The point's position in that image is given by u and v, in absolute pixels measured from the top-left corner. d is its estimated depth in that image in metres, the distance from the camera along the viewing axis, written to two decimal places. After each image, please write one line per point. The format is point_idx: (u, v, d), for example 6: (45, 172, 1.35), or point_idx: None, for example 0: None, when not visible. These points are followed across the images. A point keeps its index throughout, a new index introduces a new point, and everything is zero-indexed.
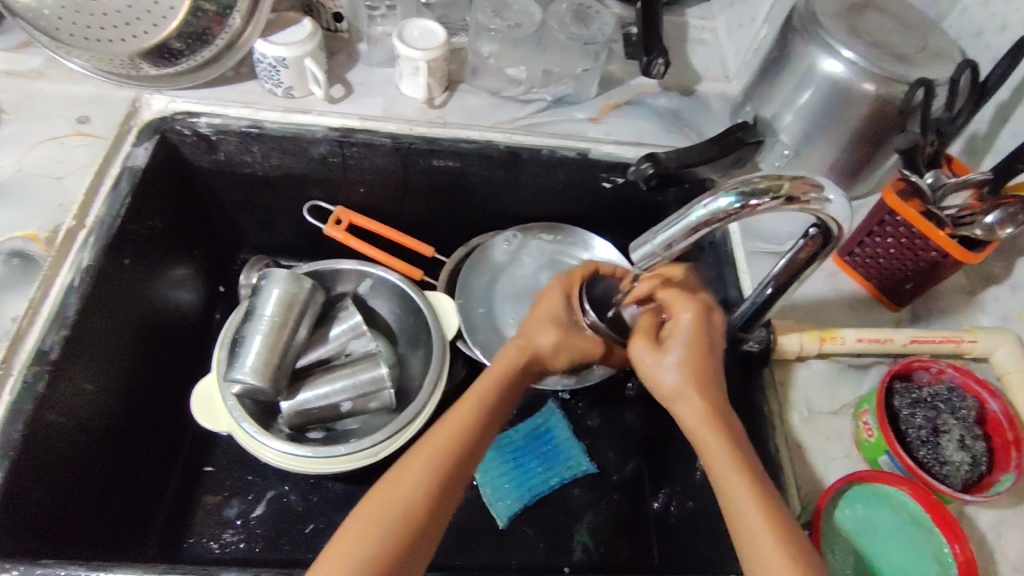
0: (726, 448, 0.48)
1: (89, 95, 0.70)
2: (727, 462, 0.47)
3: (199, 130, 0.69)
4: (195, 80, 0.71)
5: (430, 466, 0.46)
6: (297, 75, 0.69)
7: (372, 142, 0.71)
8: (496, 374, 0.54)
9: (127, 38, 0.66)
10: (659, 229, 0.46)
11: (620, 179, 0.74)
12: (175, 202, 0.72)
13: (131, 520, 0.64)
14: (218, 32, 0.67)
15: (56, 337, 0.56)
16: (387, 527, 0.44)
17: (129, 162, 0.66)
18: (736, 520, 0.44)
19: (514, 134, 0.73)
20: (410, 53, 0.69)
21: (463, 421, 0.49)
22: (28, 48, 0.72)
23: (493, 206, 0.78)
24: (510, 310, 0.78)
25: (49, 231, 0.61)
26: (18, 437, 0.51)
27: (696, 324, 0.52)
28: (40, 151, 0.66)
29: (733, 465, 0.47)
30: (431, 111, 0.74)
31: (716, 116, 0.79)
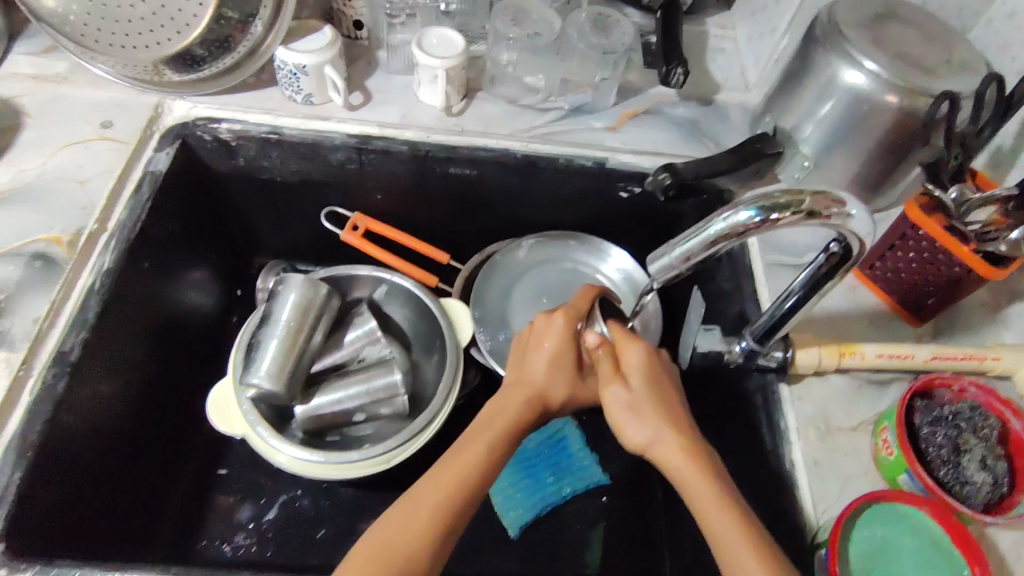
0: (722, 509, 0.46)
1: (112, 100, 0.71)
2: (705, 495, 0.47)
3: (220, 136, 0.70)
4: (217, 86, 0.72)
5: (415, 556, 0.45)
6: (316, 81, 0.70)
7: (389, 149, 0.71)
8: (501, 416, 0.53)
9: (151, 44, 0.66)
10: (676, 241, 0.46)
11: (637, 189, 0.74)
12: (194, 204, 0.72)
13: (145, 521, 0.64)
14: (240, 39, 0.68)
15: (76, 339, 0.56)
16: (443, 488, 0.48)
17: (151, 167, 0.67)
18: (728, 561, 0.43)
19: (531, 143, 0.73)
20: (429, 61, 0.70)
21: (456, 486, 0.48)
22: (53, 53, 0.73)
23: (508, 214, 0.78)
24: (526, 320, 0.78)
25: (72, 234, 0.62)
26: (38, 438, 0.52)
27: (647, 368, 0.55)
28: (63, 154, 0.66)
29: (724, 512, 0.45)
30: (449, 119, 0.74)
31: (735, 125, 0.78)
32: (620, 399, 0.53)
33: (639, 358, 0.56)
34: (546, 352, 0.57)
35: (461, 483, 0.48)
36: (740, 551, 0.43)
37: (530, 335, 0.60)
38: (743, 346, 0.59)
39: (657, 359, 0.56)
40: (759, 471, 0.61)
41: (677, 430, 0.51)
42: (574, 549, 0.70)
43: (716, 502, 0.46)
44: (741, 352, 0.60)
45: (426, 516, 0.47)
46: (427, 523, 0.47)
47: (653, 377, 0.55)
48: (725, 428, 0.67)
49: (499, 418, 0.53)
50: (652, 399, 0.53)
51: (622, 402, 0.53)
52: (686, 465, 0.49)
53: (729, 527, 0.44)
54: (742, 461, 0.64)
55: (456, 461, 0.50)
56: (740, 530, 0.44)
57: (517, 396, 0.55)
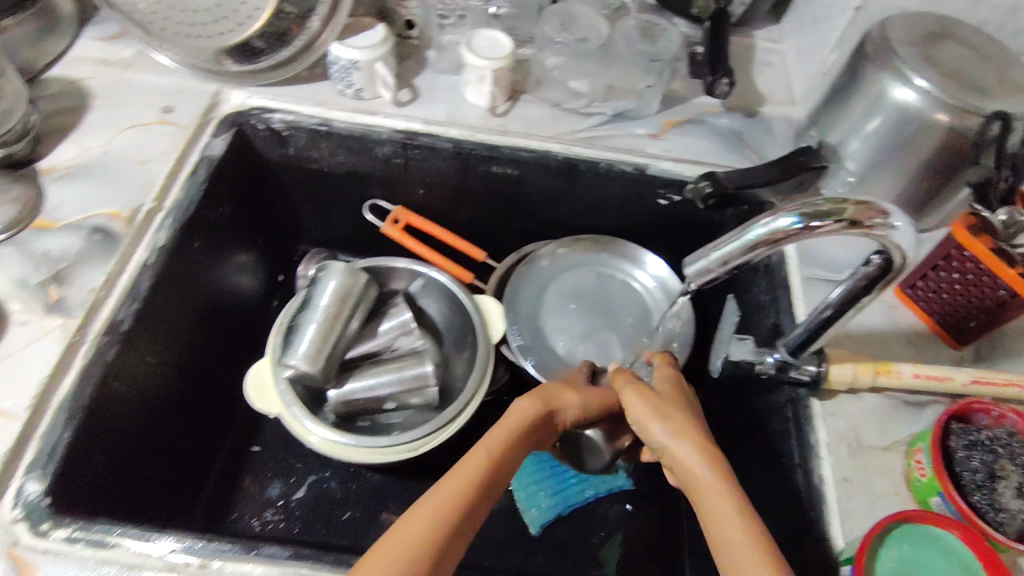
0: (734, 509, 0.43)
1: (173, 87, 0.74)
2: (717, 492, 0.44)
3: (272, 126, 0.73)
4: (272, 78, 0.74)
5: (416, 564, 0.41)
6: (367, 77, 0.73)
7: (433, 146, 0.73)
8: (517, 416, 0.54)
9: (215, 36, 0.70)
10: (714, 246, 0.46)
11: (676, 197, 0.74)
12: (244, 189, 0.75)
13: (183, 492, 0.67)
14: (297, 33, 0.71)
15: (128, 311, 0.59)
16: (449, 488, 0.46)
17: (207, 152, 0.70)
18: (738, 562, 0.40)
19: (573, 146, 0.74)
20: (477, 61, 0.71)
21: (459, 485, 0.46)
22: (121, 40, 0.77)
23: (546, 216, 0.79)
24: (558, 322, 0.79)
25: (130, 210, 0.64)
26: (88, 401, 0.54)
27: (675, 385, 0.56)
28: (125, 135, 0.70)
29: (736, 511, 0.43)
30: (493, 119, 0.76)
31: (778, 138, 0.78)
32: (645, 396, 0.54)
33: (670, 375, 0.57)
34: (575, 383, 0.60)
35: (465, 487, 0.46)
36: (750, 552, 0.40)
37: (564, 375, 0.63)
38: (774, 357, 0.59)
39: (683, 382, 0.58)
40: (785, 483, 0.60)
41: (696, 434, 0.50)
42: (593, 551, 0.70)
43: (726, 502, 0.44)
44: (773, 363, 0.59)
45: (432, 515, 0.44)
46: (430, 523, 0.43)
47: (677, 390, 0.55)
48: (754, 440, 0.66)
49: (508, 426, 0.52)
50: (677, 405, 0.53)
51: (646, 399, 0.53)
52: (701, 464, 0.47)
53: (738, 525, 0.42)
54: (769, 473, 0.63)
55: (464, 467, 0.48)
56: (749, 532, 0.42)
57: (541, 398, 0.56)
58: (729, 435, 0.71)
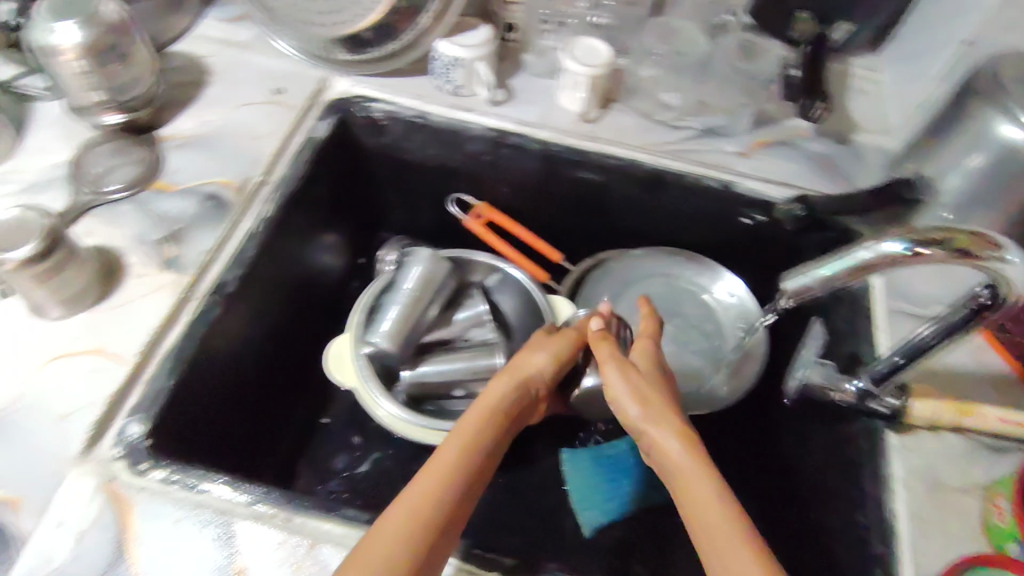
0: (707, 485, 0.45)
1: (286, 70, 0.79)
2: (700, 478, 0.45)
3: (373, 115, 0.77)
4: (378, 69, 0.78)
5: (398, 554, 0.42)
6: (468, 74, 0.75)
7: (524, 145, 0.75)
8: (490, 401, 0.57)
9: (333, 24, 0.74)
10: (812, 264, 0.47)
11: (761, 218, 0.74)
12: (341, 172, 0.79)
13: (265, 455, 0.70)
14: (406, 27, 0.74)
15: (233, 275, 0.63)
16: (435, 483, 0.47)
17: (312, 134, 0.74)
18: (709, 535, 0.42)
19: (659, 157, 0.75)
20: (576, 68, 0.73)
21: (444, 480, 0.47)
22: (241, 22, 0.82)
23: (626, 224, 0.81)
24: (629, 329, 0.80)
25: (241, 181, 0.69)
26: (191, 354, 0.58)
27: (653, 367, 0.59)
28: (240, 112, 0.74)
29: (710, 484, 0.45)
30: (584, 124, 0.77)
31: (870, 167, 0.77)
32: (622, 380, 0.56)
33: (649, 355, 0.60)
34: (546, 354, 0.62)
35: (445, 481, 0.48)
36: (721, 523, 0.42)
37: (533, 339, 0.64)
38: (855, 386, 0.58)
39: (659, 361, 0.61)
40: (850, 514, 0.60)
41: (670, 416, 0.52)
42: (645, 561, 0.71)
43: (700, 478, 0.46)
44: (853, 392, 0.59)
45: (413, 512, 0.45)
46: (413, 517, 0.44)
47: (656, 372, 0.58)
48: (823, 468, 0.66)
49: (488, 412, 0.55)
50: (654, 391, 0.55)
51: (627, 383, 0.56)
52: (678, 444, 0.49)
53: (709, 499, 0.44)
54: (834, 502, 0.63)
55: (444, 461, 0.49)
56: (721, 505, 0.43)
57: (512, 378, 0.59)
58: (798, 462, 0.71)
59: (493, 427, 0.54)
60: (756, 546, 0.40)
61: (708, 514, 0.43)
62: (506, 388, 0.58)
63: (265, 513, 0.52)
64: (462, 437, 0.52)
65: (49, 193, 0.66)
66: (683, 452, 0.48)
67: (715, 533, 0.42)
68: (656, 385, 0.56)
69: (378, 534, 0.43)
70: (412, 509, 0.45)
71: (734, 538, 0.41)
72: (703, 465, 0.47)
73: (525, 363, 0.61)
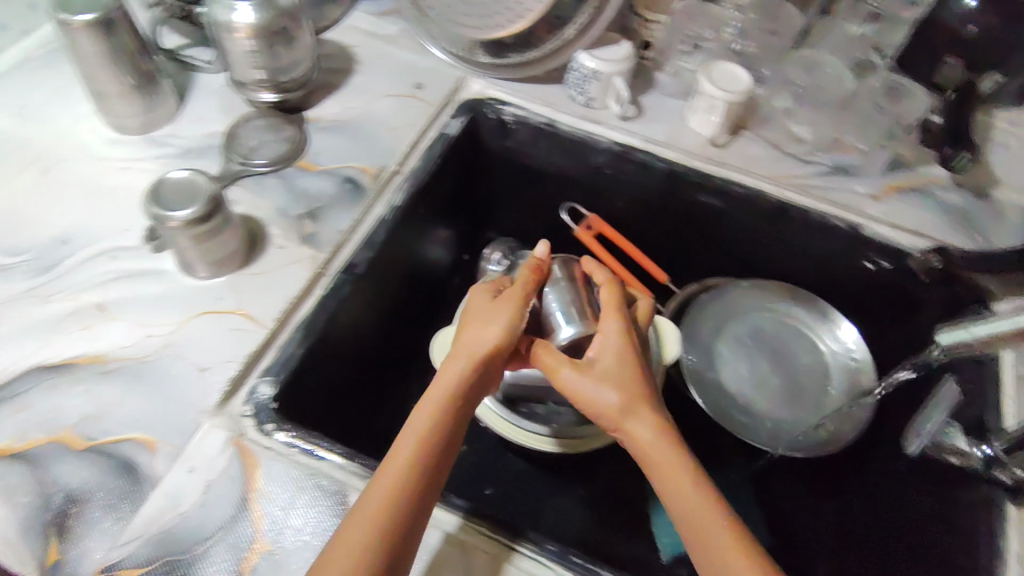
0: (692, 490, 0.48)
1: (426, 67, 0.82)
2: (681, 475, 0.48)
3: (503, 117, 0.79)
4: (512, 74, 0.79)
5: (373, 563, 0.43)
6: (603, 87, 0.76)
7: (649, 163, 0.76)
8: (445, 386, 0.51)
9: (479, 27, 0.78)
10: (978, 322, 0.46)
11: (887, 264, 0.71)
12: (465, 170, 0.81)
13: (373, 439, 0.70)
14: (547, 38, 0.76)
15: (364, 256, 0.66)
16: (395, 489, 0.46)
17: (445, 130, 0.76)
18: (702, 540, 0.46)
19: (786, 189, 0.74)
20: (713, 91, 0.73)
21: (403, 487, 0.46)
22: (389, 17, 0.86)
23: (741, 254, 0.80)
24: (731, 360, 0.79)
25: (378, 168, 0.72)
26: (320, 326, 0.61)
27: (625, 341, 0.55)
28: (380, 103, 0.78)
29: (697, 487, 0.48)
30: (712, 148, 0.77)
31: (1010, 226, 0.73)
32: (597, 372, 0.53)
33: (617, 328, 0.56)
34: (495, 329, 0.53)
35: (404, 490, 0.46)
36: (712, 527, 0.46)
37: (475, 309, 0.56)
38: (979, 453, 0.55)
39: (631, 333, 0.56)
40: None
41: (645, 409, 0.52)
42: None
43: (688, 481, 0.48)
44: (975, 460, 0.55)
45: (377, 523, 0.44)
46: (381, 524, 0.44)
47: (630, 346, 0.55)
48: (925, 533, 0.62)
49: (441, 397, 0.51)
50: (621, 381, 0.53)
51: (598, 377, 0.53)
52: (658, 442, 0.50)
53: (698, 504, 0.47)
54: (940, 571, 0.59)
55: (395, 467, 0.47)
56: (711, 508, 0.47)
57: (478, 356, 0.53)
58: (913, 524, 0.64)
59: (452, 423, 0.50)
60: (746, 547, 0.45)
61: (704, 519, 0.47)
62: (468, 369, 0.52)
63: None
64: (416, 435, 0.49)
65: (206, 158, 0.70)
66: (665, 453, 0.50)
67: (707, 539, 0.46)
68: (623, 369, 0.53)
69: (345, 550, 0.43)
70: (374, 518, 0.44)
71: (728, 543, 0.45)
72: (686, 465, 0.49)
73: (484, 333, 0.54)
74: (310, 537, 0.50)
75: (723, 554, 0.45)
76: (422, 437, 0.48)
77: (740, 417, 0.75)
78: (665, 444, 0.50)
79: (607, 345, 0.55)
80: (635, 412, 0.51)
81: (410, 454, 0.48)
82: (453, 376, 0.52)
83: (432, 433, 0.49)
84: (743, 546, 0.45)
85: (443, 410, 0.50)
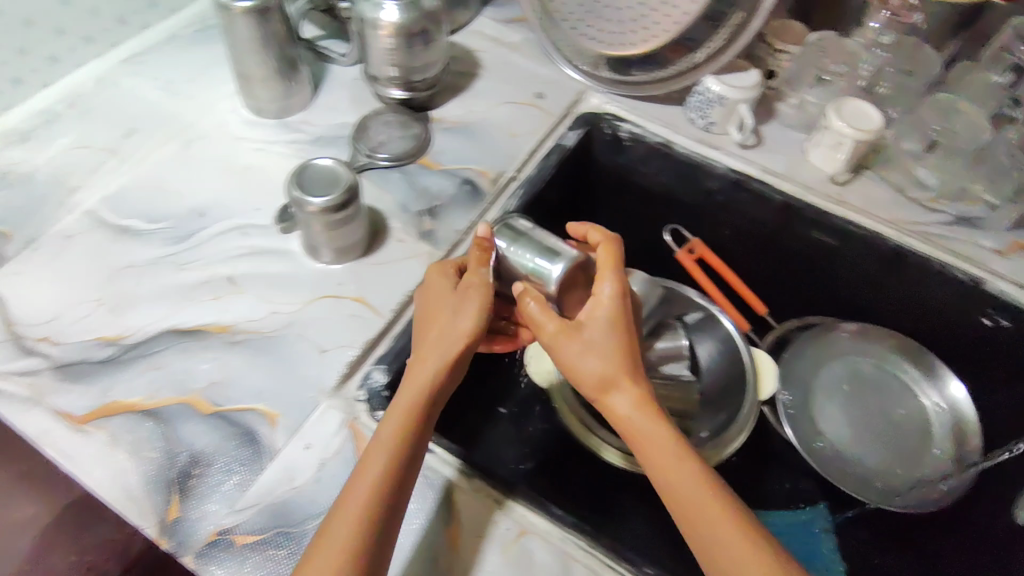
0: (684, 470, 0.49)
1: (547, 77, 0.83)
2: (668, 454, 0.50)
3: (619, 133, 0.79)
4: (633, 91, 0.80)
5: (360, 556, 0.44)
6: (725, 112, 0.76)
7: (766, 194, 0.75)
8: (422, 380, 0.51)
9: (609, 43, 0.78)
10: None
11: (1005, 322, 0.69)
12: (574, 182, 0.82)
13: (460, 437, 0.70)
14: (677, 59, 0.76)
15: None
16: (373, 488, 0.47)
17: (562, 141, 0.77)
18: (694, 522, 0.48)
19: (906, 235, 0.72)
20: (843, 128, 0.71)
21: (383, 482, 0.47)
22: (513, 26, 0.88)
23: (846, 296, 0.78)
24: (826, 404, 0.77)
25: (496, 173, 0.73)
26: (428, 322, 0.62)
27: (615, 309, 0.53)
28: (501, 109, 0.79)
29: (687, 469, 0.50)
30: (832, 186, 0.76)
31: None
32: (587, 349, 0.52)
33: (610, 295, 0.54)
34: (460, 318, 0.53)
35: (382, 487, 0.47)
36: (705, 509, 0.48)
37: (440, 297, 0.55)
38: None
39: (625, 300, 0.54)
40: None
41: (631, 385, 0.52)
42: None
43: (680, 464, 0.50)
44: None
45: (358, 519, 0.46)
46: (365, 517, 0.46)
47: (619, 314, 0.53)
48: None
49: (414, 390, 0.51)
50: (609, 352, 0.52)
51: (588, 353, 0.52)
52: (647, 423, 0.51)
53: (692, 486, 0.49)
54: None
55: (373, 465, 0.48)
56: (703, 487, 0.49)
57: (453, 347, 0.52)
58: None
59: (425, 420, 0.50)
60: (736, 525, 0.47)
61: (695, 500, 0.48)
62: (437, 374, 0.51)
63: (481, 488, 0.55)
64: (391, 429, 0.49)
65: (336, 148, 0.74)
66: (656, 432, 0.51)
67: (701, 522, 0.48)
68: (607, 341, 0.52)
69: (329, 542, 0.45)
70: (357, 518, 0.46)
71: (721, 524, 0.47)
72: (673, 444, 0.51)
73: (455, 321, 0.53)
74: (415, 529, 0.53)
75: (715, 538, 0.47)
76: (398, 435, 0.49)
77: (834, 466, 0.73)
78: (653, 425, 0.51)
79: (594, 313, 0.53)
80: (621, 386, 0.52)
81: (383, 450, 0.48)
82: (426, 368, 0.51)
83: (404, 432, 0.49)
84: (734, 524, 0.47)
85: (416, 405, 0.50)
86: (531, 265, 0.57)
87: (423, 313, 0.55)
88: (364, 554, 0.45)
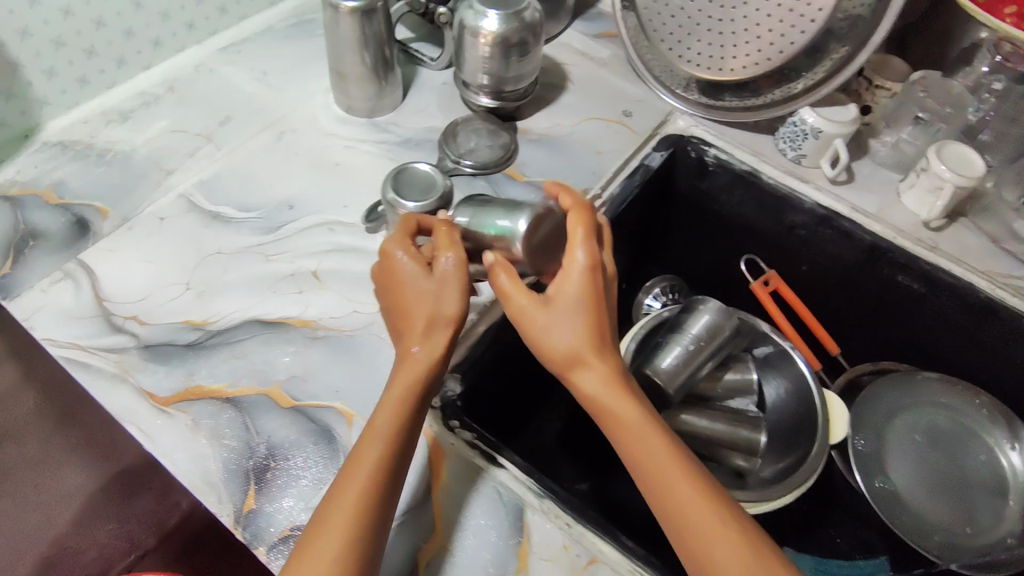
0: (665, 458, 0.44)
1: (635, 96, 0.83)
2: (647, 440, 0.45)
3: (704, 158, 0.78)
4: (723, 116, 0.79)
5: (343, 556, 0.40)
6: (819, 146, 0.74)
7: (853, 233, 0.73)
8: (411, 374, 0.46)
9: (702, 65, 0.76)
10: None
11: None
12: (653, 204, 0.81)
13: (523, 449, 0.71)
14: (773, 88, 0.74)
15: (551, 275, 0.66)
16: (363, 483, 0.42)
17: (647, 161, 0.76)
18: (679, 521, 0.43)
19: (1000, 287, 0.69)
20: (942, 171, 0.69)
21: (368, 481, 0.42)
22: (603, 40, 0.88)
23: (926, 344, 0.75)
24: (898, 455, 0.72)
25: (580, 189, 0.73)
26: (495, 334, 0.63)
27: (587, 276, 0.48)
28: (587, 125, 0.79)
29: (669, 455, 0.45)
30: (924, 231, 0.73)
31: None
32: (561, 327, 0.47)
33: (580, 262, 0.49)
34: (445, 301, 0.48)
35: (371, 482, 0.42)
36: (694, 504, 0.43)
37: (411, 278, 0.50)
38: None
39: (595, 265, 0.49)
40: None
41: (611, 367, 0.47)
42: None
43: (661, 452, 0.45)
44: None
45: (348, 517, 0.41)
46: (353, 514, 0.41)
47: (591, 285, 0.48)
48: None
49: (404, 377, 0.46)
50: (584, 327, 0.47)
51: (561, 329, 0.47)
52: (631, 410, 0.46)
53: (677, 479, 0.43)
54: None
55: (357, 465, 0.43)
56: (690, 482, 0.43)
57: (441, 339, 0.48)
58: None
59: (414, 409, 0.46)
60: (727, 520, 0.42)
61: (682, 497, 0.43)
62: (432, 365, 0.47)
63: (552, 510, 0.54)
64: (390, 414, 0.45)
65: (423, 151, 0.74)
66: (635, 417, 0.46)
67: (688, 519, 0.42)
68: (582, 313, 0.48)
69: (322, 546, 0.40)
70: (353, 515, 0.41)
71: (712, 522, 0.42)
72: (659, 434, 0.46)
73: (436, 311, 0.48)
74: (481, 547, 0.52)
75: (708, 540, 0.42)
76: (383, 431, 0.44)
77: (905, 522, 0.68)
78: (634, 411, 0.46)
79: (565, 285, 0.48)
80: (594, 364, 0.47)
81: (366, 443, 0.44)
82: (416, 363, 0.47)
83: (390, 428, 0.45)
84: (725, 520, 0.42)
85: (407, 400, 0.46)
86: (495, 228, 0.54)
87: (392, 298, 0.51)
88: (357, 550, 0.41)
